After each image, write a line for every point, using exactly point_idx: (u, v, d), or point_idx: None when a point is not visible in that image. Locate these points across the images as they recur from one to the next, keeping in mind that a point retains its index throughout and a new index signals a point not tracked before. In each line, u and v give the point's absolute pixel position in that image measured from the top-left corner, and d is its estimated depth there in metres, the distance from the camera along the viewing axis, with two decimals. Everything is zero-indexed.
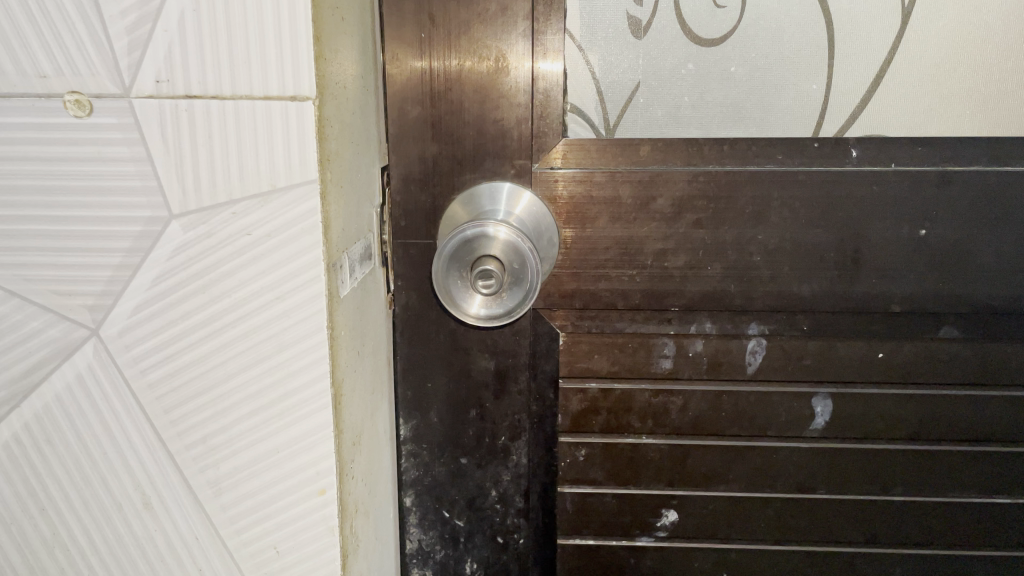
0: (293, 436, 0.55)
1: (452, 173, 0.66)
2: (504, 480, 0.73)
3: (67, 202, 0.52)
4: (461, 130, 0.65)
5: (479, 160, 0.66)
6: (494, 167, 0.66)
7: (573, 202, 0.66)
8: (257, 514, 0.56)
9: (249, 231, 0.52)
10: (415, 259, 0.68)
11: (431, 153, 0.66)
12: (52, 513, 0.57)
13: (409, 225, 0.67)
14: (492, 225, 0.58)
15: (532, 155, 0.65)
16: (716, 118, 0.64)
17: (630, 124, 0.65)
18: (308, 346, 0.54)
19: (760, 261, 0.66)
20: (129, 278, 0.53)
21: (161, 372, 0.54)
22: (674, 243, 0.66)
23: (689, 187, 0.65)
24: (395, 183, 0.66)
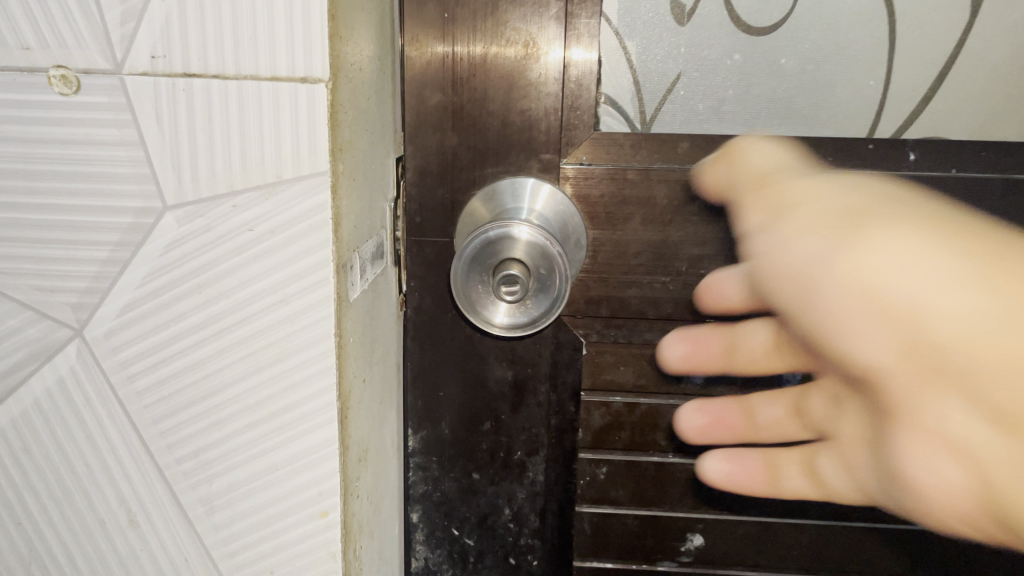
0: (293, 453, 0.50)
1: (472, 166, 0.61)
2: (519, 498, 0.68)
3: (51, 189, 0.47)
4: (484, 120, 0.60)
5: (502, 154, 0.60)
6: (518, 161, 0.60)
7: (602, 201, 0.61)
8: (252, 537, 0.51)
9: (251, 226, 0.47)
10: (430, 259, 0.63)
11: (451, 143, 0.60)
12: (29, 528, 0.52)
13: (425, 221, 0.62)
14: (518, 225, 0.53)
15: (561, 149, 0.60)
16: (763, 114, 0.59)
17: (669, 119, 0.60)
18: (313, 355, 0.48)
19: None
20: (117, 275, 0.48)
21: (151, 379, 0.49)
22: (712, 249, 0.61)
23: (731, 189, 0.60)
24: (411, 176, 0.61)
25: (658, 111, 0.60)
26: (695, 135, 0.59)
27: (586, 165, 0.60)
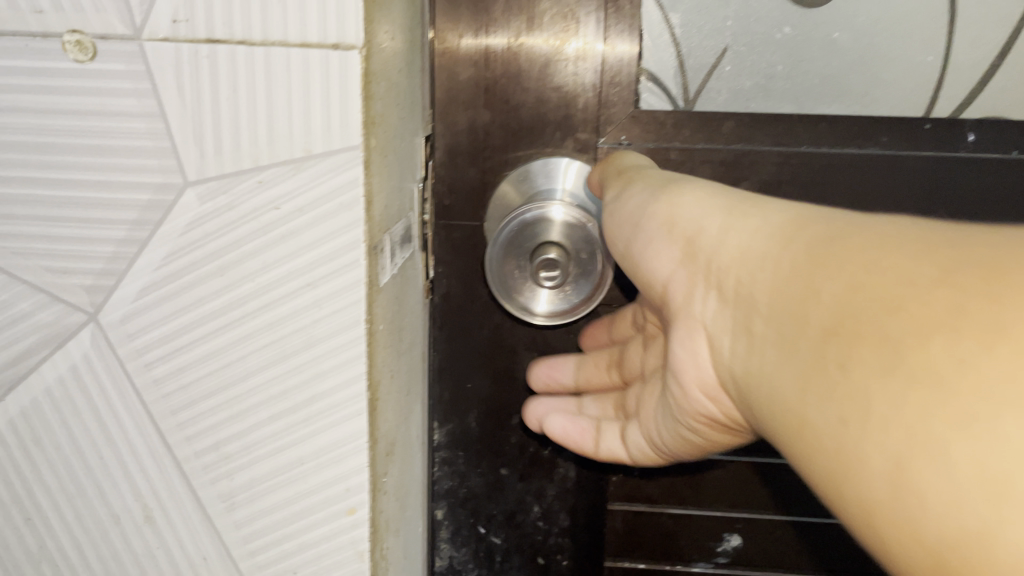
0: (319, 446, 0.47)
1: (506, 147, 0.58)
2: (548, 495, 0.65)
3: (64, 164, 0.44)
4: (520, 97, 0.57)
5: (537, 133, 0.58)
6: (554, 139, 0.58)
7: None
8: (275, 535, 0.48)
9: (277, 204, 0.44)
10: (459, 243, 0.61)
11: (483, 121, 0.58)
12: (40, 524, 0.50)
13: (454, 204, 0.60)
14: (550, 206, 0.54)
15: (599, 129, 0.57)
16: (813, 91, 0.56)
17: (715, 97, 0.57)
18: (343, 342, 0.45)
19: None
20: (134, 256, 0.45)
21: (169, 366, 0.46)
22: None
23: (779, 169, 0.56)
24: (440, 155, 0.59)
25: (703, 87, 0.57)
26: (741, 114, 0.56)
27: (624, 144, 0.57)
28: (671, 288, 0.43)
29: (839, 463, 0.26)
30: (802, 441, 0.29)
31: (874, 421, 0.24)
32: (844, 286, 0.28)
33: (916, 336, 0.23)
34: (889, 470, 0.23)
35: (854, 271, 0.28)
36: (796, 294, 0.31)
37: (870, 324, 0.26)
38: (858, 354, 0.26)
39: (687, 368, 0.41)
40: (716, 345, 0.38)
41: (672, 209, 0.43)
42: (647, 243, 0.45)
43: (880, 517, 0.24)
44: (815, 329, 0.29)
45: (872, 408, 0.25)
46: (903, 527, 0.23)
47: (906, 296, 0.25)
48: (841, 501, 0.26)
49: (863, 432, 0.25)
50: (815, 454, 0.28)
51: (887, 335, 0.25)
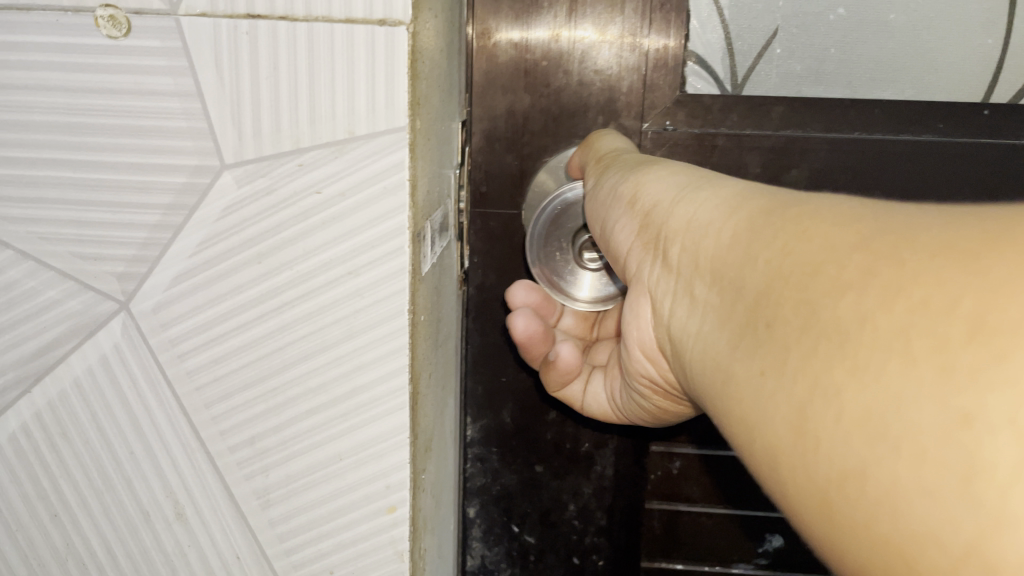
0: (359, 441, 0.45)
1: (545, 133, 0.60)
2: (580, 488, 0.67)
3: (97, 146, 0.42)
4: (560, 82, 0.60)
5: (578, 118, 0.60)
6: (596, 122, 0.60)
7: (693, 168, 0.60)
8: (312, 533, 0.47)
9: (318, 187, 0.42)
10: (496, 232, 0.63)
11: (522, 107, 0.60)
12: (66, 521, 0.48)
13: (490, 191, 0.62)
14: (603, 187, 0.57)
15: (643, 116, 0.60)
16: (864, 77, 0.57)
17: (763, 82, 0.58)
18: (386, 333, 0.43)
19: None
20: (169, 242, 0.43)
21: (203, 358, 0.45)
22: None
23: (826, 157, 0.59)
24: (478, 140, 0.61)
25: (750, 72, 0.58)
26: (794, 100, 0.58)
27: (669, 128, 0.60)
28: (628, 258, 0.43)
29: (753, 414, 0.26)
30: (731, 399, 0.28)
31: (787, 376, 0.24)
32: (774, 249, 0.27)
33: (829, 293, 0.23)
34: (792, 426, 0.23)
35: (788, 234, 0.27)
36: (733, 258, 0.30)
37: (793, 284, 0.25)
38: (781, 314, 0.25)
39: (632, 328, 0.43)
40: (662, 311, 0.38)
41: (638, 181, 0.43)
42: (615, 214, 0.44)
43: (782, 467, 0.24)
44: (748, 291, 0.28)
45: (789, 365, 0.24)
46: (797, 478, 0.23)
47: (824, 257, 0.24)
48: (754, 453, 0.26)
49: (778, 387, 0.24)
50: (735, 408, 0.28)
51: (808, 294, 0.24)
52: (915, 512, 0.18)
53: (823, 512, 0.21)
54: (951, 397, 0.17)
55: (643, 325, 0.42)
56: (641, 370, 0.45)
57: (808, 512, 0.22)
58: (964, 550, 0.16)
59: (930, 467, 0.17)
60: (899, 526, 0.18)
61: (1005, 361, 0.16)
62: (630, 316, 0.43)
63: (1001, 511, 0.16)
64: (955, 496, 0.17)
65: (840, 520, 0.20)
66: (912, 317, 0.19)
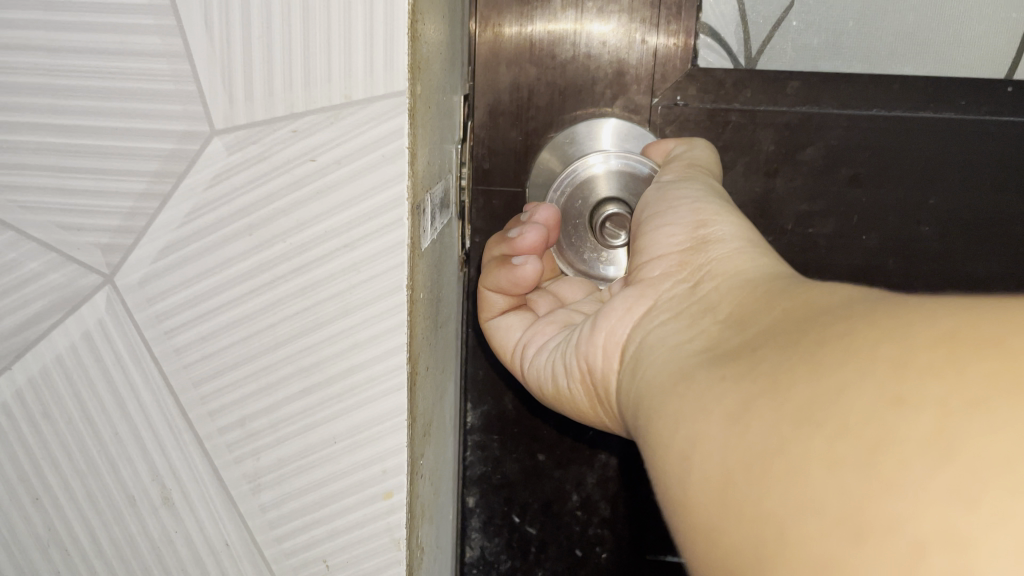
0: (355, 423, 0.43)
1: (553, 108, 0.63)
2: (577, 475, 0.68)
3: (79, 110, 0.40)
4: (566, 59, 0.61)
5: (586, 92, 0.62)
6: (603, 99, 0.62)
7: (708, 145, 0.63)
8: (304, 520, 0.45)
9: (313, 155, 0.40)
10: (498, 212, 0.65)
11: (528, 83, 0.62)
12: (48, 505, 0.46)
13: (493, 167, 0.64)
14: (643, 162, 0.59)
15: (652, 91, 0.62)
16: (884, 53, 0.60)
17: (777, 56, 0.61)
18: (383, 309, 0.41)
19: (928, 233, 0.64)
20: (156, 212, 0.41)
21: (191, 335, 0.42)
22: (824, 205, 0.64)
23: (842, 135, 0.62)
24: (481, 113, 0.63)
25: (765, 47, 0.61)
26: (812, 76, 0.61)
27: (679, 104, 0.62)
28: (646, 264, 0.44)
29: (692, 406, 0.29)
30: (671, 397, 0.31)
31: (744, 376, 0.27)
32: (793, 300, 0.30)
33: (823, 322, 0.25)
34: (732, 409, 0.26)
35: (813, 292, 0.29)
36: (760, 293, 0.33)
37: (794, 318, 0.28)
38: (769, 338, 0.28)
39: (613, 316, 0.43)
40: (648, 316, 0.40)
41: (698, 211, 0.45)
42: (654, 226, 0.46)
43: (702, 447, 0.26)
44: (744, 323, 0.31)
45: (755, 364, 0.26)
46: (717, 451, 0.25)
47: (832, 304, 0.27)
48: (672, 443, 0.29)
49: (728, 384, 0.27)
50: (674, 405, 0.30)
51: (806, 322, 0.27)
52: (816, 482, 0.21)
53: (729, 484, 0.24)
54: (892, 384, 0.20)
55: (620, 320, 0.42)
56: (585, 355, 0.45)
57: (710, 494, 0.25)
58: (850, 507, 0.19)
59: (851, 435, 0.20)
60: (799, 492, 0.21)
61: (945, 359, 0.19)
62: (617, 304, 0.43)
63: (893, 475, 0.19)
64: (856, 466, 0.20)
65: (744, 486, 0.23)
66: (895, 325, 0.22)
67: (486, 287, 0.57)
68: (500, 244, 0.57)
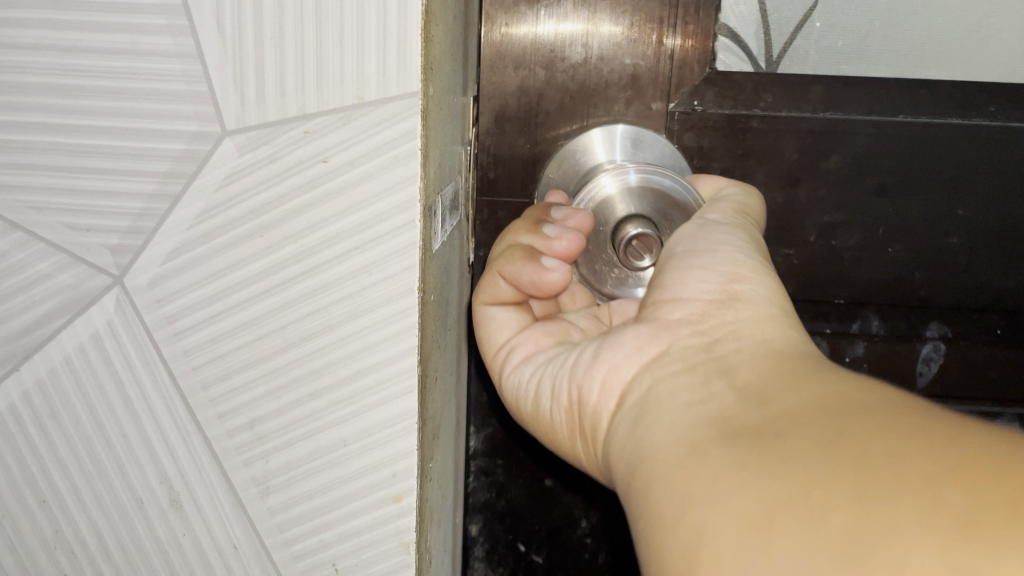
0: (364, 426, 0.43)
1: (564, 114, 0.62)
2: (582, 499, 0.70)
3: (89, 110, 0.40)
4: (575, 65, 0.61)
5: (598, 97, 0.62)
6: (616, 103, 0.62)
7: (730, 152, 0.63)
8: (313, 524, 0.44)
9: (325, 156, 0.39)
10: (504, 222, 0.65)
11: (535, 88, 0.62)
12: (55, 508, 0.45)
13: (499, 176, 0.64)
14: (663, 172, 0.58)
15: (669, 95, 0.62)
16: (911, 55, 0.60)
17: (800, 57, 0.60)
18: (393, 312, 0.41)
19: (956, 244, 0.66)
20: (166, 213, 0.41)
21: (201, 337, 0.42)
22: (845, 216, 0.65)
23: (869, 142, 0.63)
24: (486, 119, 0.62)
25: (785, 49, 0.60)
26: (836, 81, 0.61)
27: (697, 108, 0.62)
28: (665, 307, 0.42)
29: (702, 489, 0.26)
30: (677, 469, 0.29)
31: (766, 472, 0.24)
32: (822, 391, 0.28)
33: (865, 433, 0.23)
34: (749, 511, 0.23)
35: (842, 388, 0.28)
36: (800, 371, 0.31)
37: (822, 414, 0.26)
38: (795, 430, 0.26)
39: (626, 359, 0.41)
40: (656, 362, 0.39)
41: (735, 264, 0.43)
42: (683, 266, 0.44)
43: (712, 544, 0.24)
44: (764, 403, 0.29)
45: (779, 461, 0.24)
46: (730, 554, 0.23)
47: (869, 412, 0.25)
48: (675, 527, 0.27)
49: (745, 478, 0.25)
50: (680, 482, 0.28)
51: (839, 425, 0.25)
52: None
53: None
54: (957, 547, 0.18)
55: (625, 358, 0.41)
56: (580, 385, 0.44)
57: None
58: None
59: None
60: None
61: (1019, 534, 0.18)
62: (631, 346, 0.41)
63: None
64: None
65: None
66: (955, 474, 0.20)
67: (497, 271, 0.55)
68: (533, 236, 0.54)
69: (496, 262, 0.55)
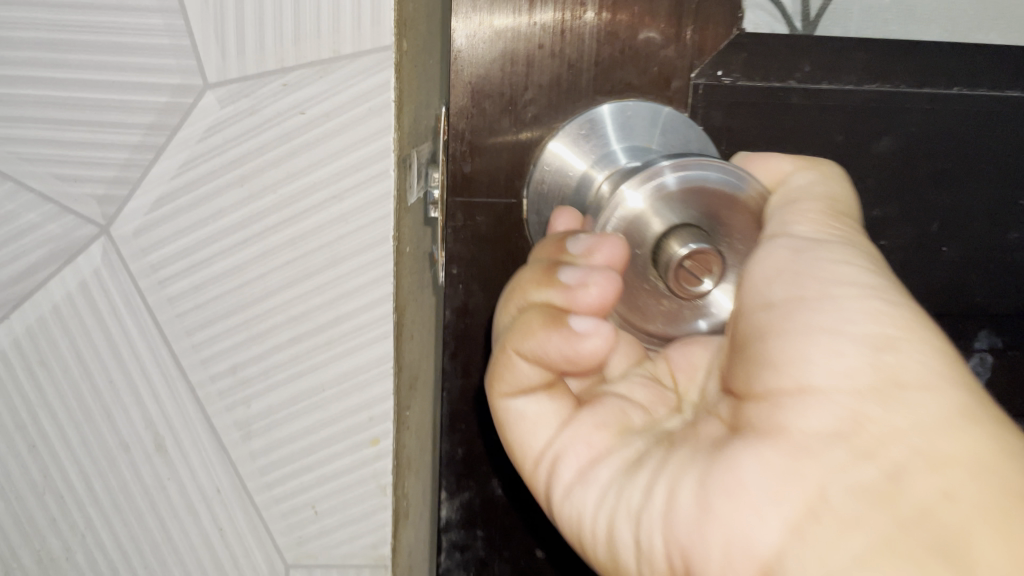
0: (342, 371, 0.45)
1: (556, 88, 0.53)
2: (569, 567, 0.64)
3: (76, 64, 0.41)
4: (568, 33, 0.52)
5: (602, 67, 0.53)
6: (618, 76, 0.53)
7: (779, 139, 0.56)
8: (293, 466, 0.46)
9: (302, 109, 0.41)
10: (481, 231, 0.56)
11: (522, 57, 0.53)
12: (44, 454, 0.47)
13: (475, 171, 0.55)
14: (715, 163, 0.40)
15: (690, 64, 0.54)
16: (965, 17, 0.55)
17: (841, 19, 0.55)
18: (369, 260, 0.43)
19: (1015, 239, 0.61)
20: (151, 163, 0.42)
21: (184, 285, 0.44)
22: (896, 211, 0.59)
23: (919, 121, 0.57)
24: (461, 96, 0.53)
25: (823, 9, 0.55)
26: (878, 46, 0.55)
27: (722, 79, 0.54)
28: (794, 408, 0.33)
29: None
30: None
31: None
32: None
33: None
34: None
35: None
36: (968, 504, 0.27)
37: None
38: None
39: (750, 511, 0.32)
40: (812, 522, 0.30)
41: (878, 320, 0.33)
42: (803, 340, 0.34)
43: None
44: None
45: None
46: None
47: None
48: None
49: None
50: None
51: None
52: None
53: None
54: None
55: (754, 515, 0.32)
56: (686, 550, 0.34)
57: None
58: None
59: None
60: None
61: None
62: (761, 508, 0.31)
63: None
64: None
65: None
66: None
67: (517, 352, 0.40)
68: (555, 296, 0.39)
69: (508, 335, 0.41)
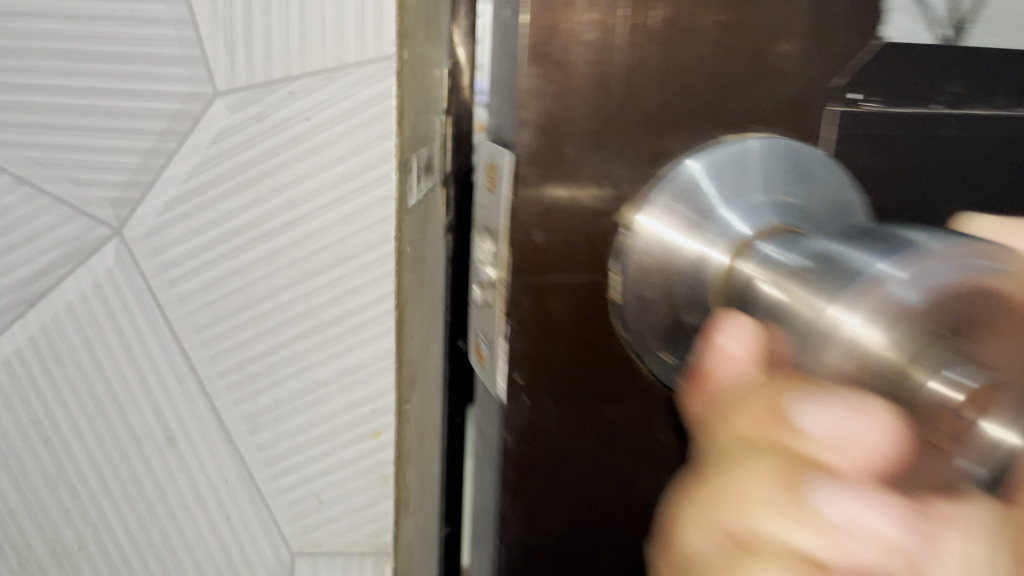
0: (346, 366, 0.47)
1: (660, 113, 0.38)
2: None
3: (90, 73, 0.43)
4: (672, 43, 0.37)
5: (718, 87, 0.39)
6: (735, 103, 0.39)
7: (910, 190, 0.43)
8: (299, 458, 0.48)
9: (307, 115, 0.43)
10: (558, 324, 0.41)
11: (613, 71, 0.37)
12: (58, 447, 0.49)
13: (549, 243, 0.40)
14: (968, 235, 0.27)
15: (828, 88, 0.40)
16: None
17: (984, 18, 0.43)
18: (372, 259, 0.45)
19: None
20: (163, 167, 0.44)
21: (194, 283, 0.46)
22: None
23: None
24: (531, 132, 0.37)
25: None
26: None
27: (862, 105, 0.41)
28: None
29: None
30: None
31: None
32: None
33: None
34: None
35: None
36: None
37: None
38: None
39: None
40: None
41: None
42: None
43: None
44: None
45: None
46: None
47: None
48: None
49: None
50: None
51: None
52: None
53: None
54: None
55: None
56: None
57: None
58: None
59: None
60: None
61: None
62: None
63: None
64: None
65: None
66: None
67: (730, 534, 0.20)
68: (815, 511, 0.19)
69: None
